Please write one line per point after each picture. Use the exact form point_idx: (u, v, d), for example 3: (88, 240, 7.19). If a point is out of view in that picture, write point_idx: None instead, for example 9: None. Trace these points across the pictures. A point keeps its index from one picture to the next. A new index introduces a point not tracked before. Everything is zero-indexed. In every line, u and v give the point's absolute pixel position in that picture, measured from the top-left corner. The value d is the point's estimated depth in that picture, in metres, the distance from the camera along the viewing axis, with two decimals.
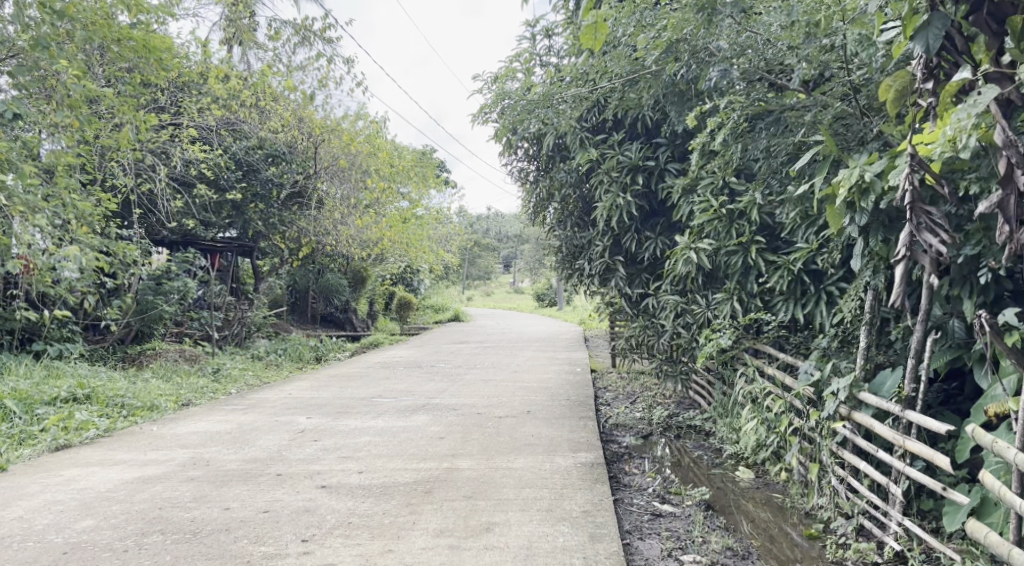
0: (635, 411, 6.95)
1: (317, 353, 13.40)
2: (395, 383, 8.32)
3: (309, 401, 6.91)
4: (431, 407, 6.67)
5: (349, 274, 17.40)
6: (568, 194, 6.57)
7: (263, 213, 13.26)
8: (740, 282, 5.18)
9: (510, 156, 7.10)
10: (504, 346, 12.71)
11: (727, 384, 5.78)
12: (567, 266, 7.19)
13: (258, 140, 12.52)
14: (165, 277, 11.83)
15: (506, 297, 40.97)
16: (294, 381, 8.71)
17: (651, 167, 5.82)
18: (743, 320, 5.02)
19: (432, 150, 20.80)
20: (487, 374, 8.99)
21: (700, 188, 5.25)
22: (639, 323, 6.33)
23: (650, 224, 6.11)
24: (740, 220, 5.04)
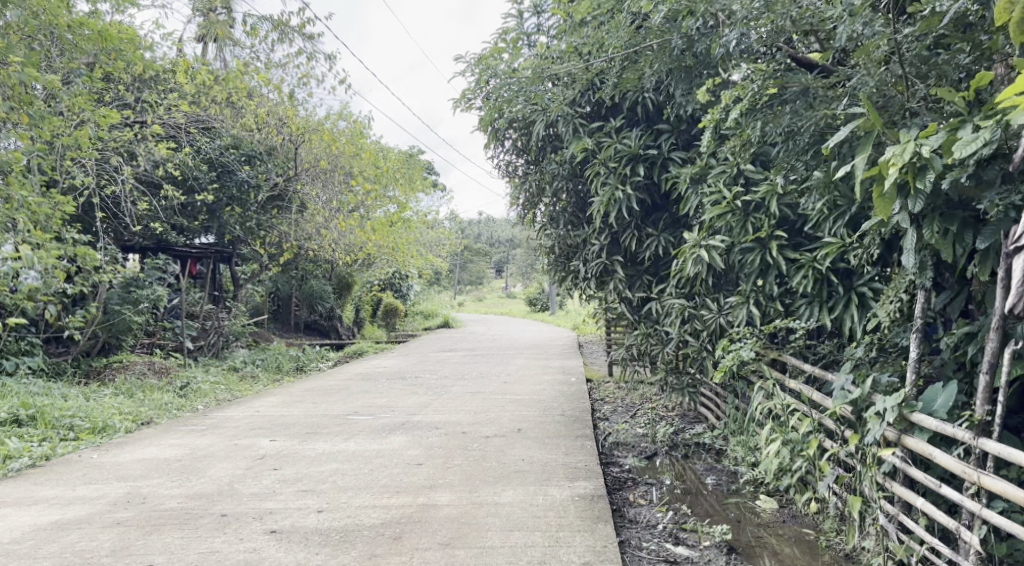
0: (637, 426, 6.32)
1: (298, 363, 12.74)
2: (374, 397, 7.67)
3: (277, 421, 6.26)
4: (412, 425, 6.03)
5: (333, 280, 16.75)
6: (562, 188, 5.93)
7: (240, 217, 12.57)
8: (758, 283, 4.58)
9: (496, 147, 6.48)
10: (494, 354, 12.10)
11: (741, 399, 5.18)
12: (558, 270, 6.50)
13: (231, 139, 11.74)
14: (135, 285, 11.15)
15: (497, 302, 40.33)
16: (265, 397, 8.04)
17: (653, 156, 5.23)
18: (764, 327, 4.41)
19: (419, 151, 20.14)
20: (474, 386, 8.36)
21: (711, 177, 4.68)
22: (640, 331, 5.70)
23: (653, 219, 5.52)
24: (758, 213, 4.48)
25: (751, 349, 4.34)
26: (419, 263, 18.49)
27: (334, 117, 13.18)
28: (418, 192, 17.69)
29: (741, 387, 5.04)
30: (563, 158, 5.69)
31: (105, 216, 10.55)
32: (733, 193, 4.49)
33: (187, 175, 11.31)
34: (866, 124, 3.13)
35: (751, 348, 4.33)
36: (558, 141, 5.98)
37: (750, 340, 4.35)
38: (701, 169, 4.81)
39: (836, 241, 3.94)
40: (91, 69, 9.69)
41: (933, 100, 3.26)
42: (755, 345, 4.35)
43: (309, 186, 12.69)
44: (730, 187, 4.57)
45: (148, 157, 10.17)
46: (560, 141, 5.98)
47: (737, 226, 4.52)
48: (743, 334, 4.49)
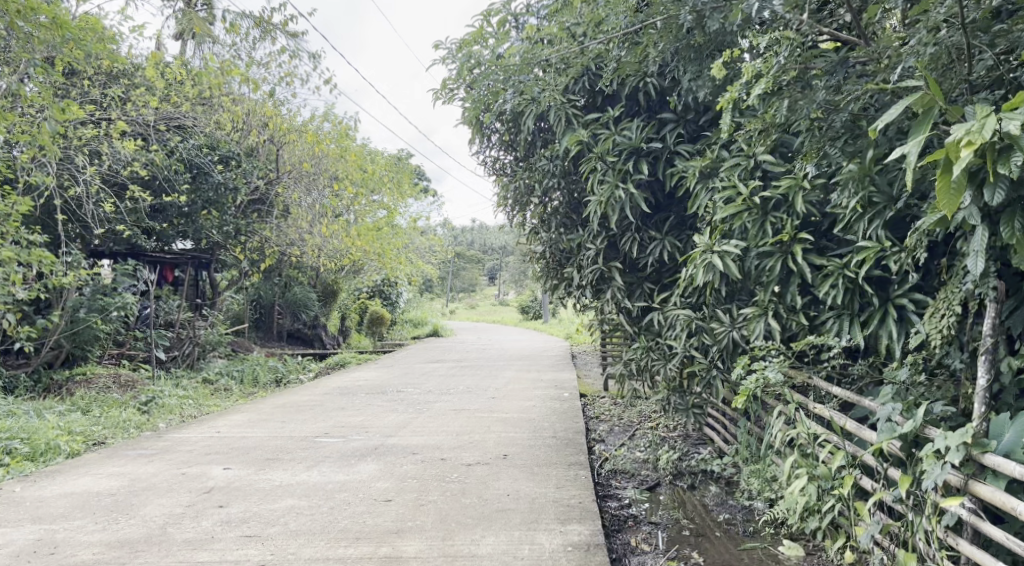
0: (638, 450, 5.71)
1: (277, 375, 12.07)
2: (349, 415, 7.03)
3: (235, 445, 5.61)
4: (386, 450, 5.41)
5: (316, 287, 16.08)
6: (553, 187, 5.27)
7: (219, 223, 11.72)
8: (777, 293, 4.01)
9: (481, 142, 5.87)
10: (483, 366, 11.48)
11: (758, 424, 4.58)
12: (548, 277, 5.83)
13: (207, 138, 10.99)
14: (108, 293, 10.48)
15: (490, 309, 39.69)
16: (230, 414, 7.38)
17: (657, 149, 4.66)
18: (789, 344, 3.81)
19: (408, 154, 19.51)
20: (460, 402, 7.73)
21: (724, 171, 4.13)
22: (641, 345, 5.09)
23: (655, 221, 4.93)
24: (777, 212, 3.93)
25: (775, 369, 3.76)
26: (407, 271, 17.85)
27: (316, 118, 12.60)
28: (407, 198, 17.11)
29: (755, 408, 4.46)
30: (556, 152, 5.06)
31: (65, 218, 9.82)
32: (750, 189, 3.92)
33: (156, 174, 10.46)
34: (924, 100, 2.53)
35: (776, 368, 3.74)
36: (550, 133, 5.38)
37: (774, 359, 3.76)
38: (712, 163, 4.25)
39: (874, 245, 3.37)
40: (52, 62, 9.03)
41: (995, 71, 2.71)
42: (778, 364, 3.77)
43: (292, 189, 12.32)
44: (747, 182, 4.01)
45: (117, 156, 9.54)
46: (553, 134, 5.39)
47: (754, 227, 3.96)
48: (764, 351, 3.90)
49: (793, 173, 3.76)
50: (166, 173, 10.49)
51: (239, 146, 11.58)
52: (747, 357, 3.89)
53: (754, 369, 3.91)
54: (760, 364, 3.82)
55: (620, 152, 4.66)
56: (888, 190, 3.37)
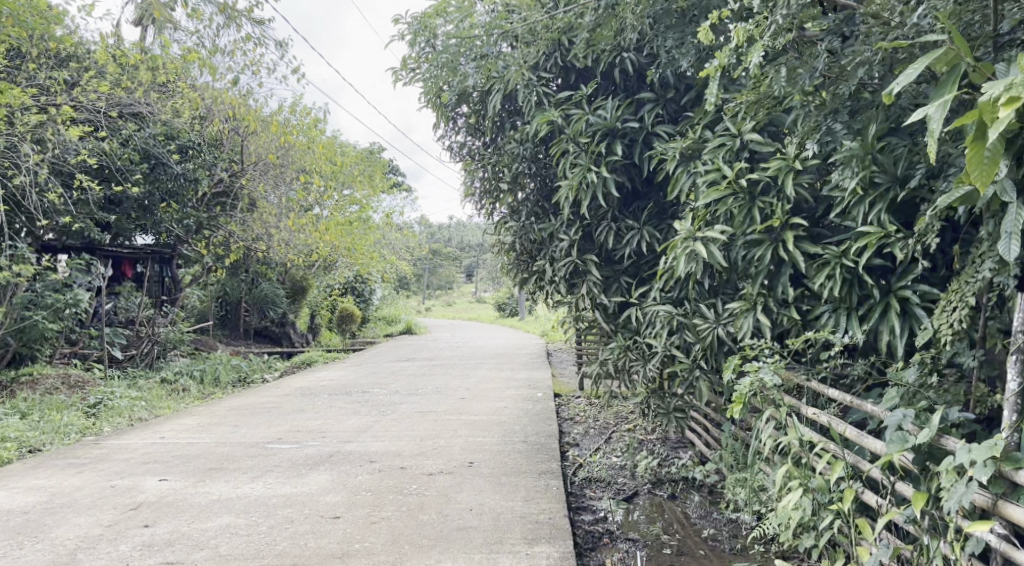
0: (614, 455, 5.34)
1: (239, 375, 11.52)
2: (307, 418, 6.57)
3: (178, 453, 5.15)
4: (342, 458, 4.98)
5: (286, 283, 15.54)
6: (523, 173, 4.84)
7: (179, 215, 11.19)
8: (766, 286, 3.66)
9: (446, 126, 5.43)
10: (456, 364, 11.03)
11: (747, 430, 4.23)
12: (518, 271, 5.38)
13: (165, 127, 10.38)
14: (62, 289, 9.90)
15: (466, 306, 39.22)
16: (179, 418, 6.88)
17: (633, 130, 4.25)
18: (782, 343, 3.45)
19: (380, 147, 18.95)
20: (428, 404, 7.30)
21: (708, 152, 3.75)
22: (618, 344, 4.70)
23: (633, 209, 4.55)
24: (765, 195, 3.56)
25: (770, 370, 3.38)
26: (379, 267, 17.32)
27: (283, 108, 12.07)
28: (380, 192, 16.59)
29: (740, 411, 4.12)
30: (525, 134, 4.64)
31: (9, 209, 9.12)
32: (737, 170, 3.55)
33: (106, 163, 9.77)
34: (947, 58, 2.15)
35: (771, 369, 3.36)
36: (520, 115, 4.96)
37: (770, 360, 3.39)
38: (693, 145, 3.87)
39: (876, 230, 3.04)
40: None
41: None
42: (774, 365, 3.39)
43: (257, 181, 11.82)
44: (733, 164, 3.64)
45: (64, 145, 8.89)
46: (522, 116, 4.97)
47: (741, 213, 3.59)
48: (757, 350, 3.53)
49: (783, 154, 3.41)
50: (119, 164, 9.86)
51: (200, 136, 10.96)
52: (737, 357, 3.52)
53: (746, 370, 3.54)
54: (754, 365, 3.44)
55: (593, 133, 4.26)
56: (893, 170, 3.03)
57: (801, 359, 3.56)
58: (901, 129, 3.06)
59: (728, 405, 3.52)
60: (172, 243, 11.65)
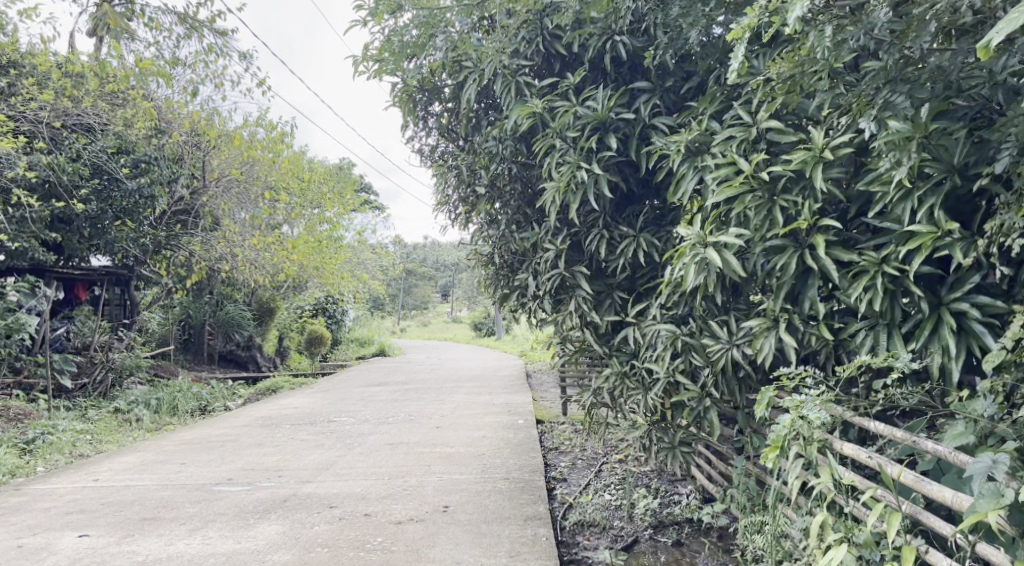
0: (607, 492, 4.81)
1: (200, 404, 10.73)
2: (264, 454, 5.92)
3: (109, 501, 4.46)
4: (297, 503, 4.34)
5: (253, 304, 14.79)
6: (503, 174, 4.28)
7: (134, 233, 9.99)
8: (789, 302, 3.15)
9: (415, 125, 4.89)
10: (431, 388, 10.41)
11: (766, 471, 3.75)
12: (497, 286, 4.79)
13: (117, 139, 9.43)
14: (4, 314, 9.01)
15: (442, 326, 38.44)
16: (119, 455, 6.15)
17: (629, 122, 3.73)
18: (819, 370, 2.89)
19: (350, 163, 18.33)
20: (399, 435, 6.67)
21: (716, 144, 3.27)
22: (613, 369, 4.16)
23: (626, 215, 4.03)
24: (787, 193, 3.07)
25: (813, 406, 2.86)
26: (351, 287, 16.61)
27: (249, 123, 11.46)
28: (351, 210, 15.93)
29: (757, 441, 3.65)
30: (506, 129, 4.10)
31: None
32: (755, 164, 3.06)
33: (52, 180, 8.85)
34: None
35: (816, 406, 2.85)
36: (498, 110, 4.43)
37: (811, 393, 2.88)
38: (700, 137, 3.37)
39: (929, 229, 2.63)
40: None
41: None
42: (818, 399, 2.87)
43: (220, 198, 11.11)
44: (749, 157, 3.16)
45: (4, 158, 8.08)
46: (499, 111, 4.44)
47: (759, 215, 3.08)
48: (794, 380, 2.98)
49: (810, 144, 2.94)
50: (66, 180, 8.94)
51: (158, 150, 10.13)
52: (771, 391, 2.98)
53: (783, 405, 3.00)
54: (793, 401, 2.92)
55: (584, 127, 3.77)
56: (948, 158, 2.63)
57: (841, 385, 3.03)
58: (948, 112, 2.66)
59: (763, 454, 2.86)
60: (130, 265, 10.65)
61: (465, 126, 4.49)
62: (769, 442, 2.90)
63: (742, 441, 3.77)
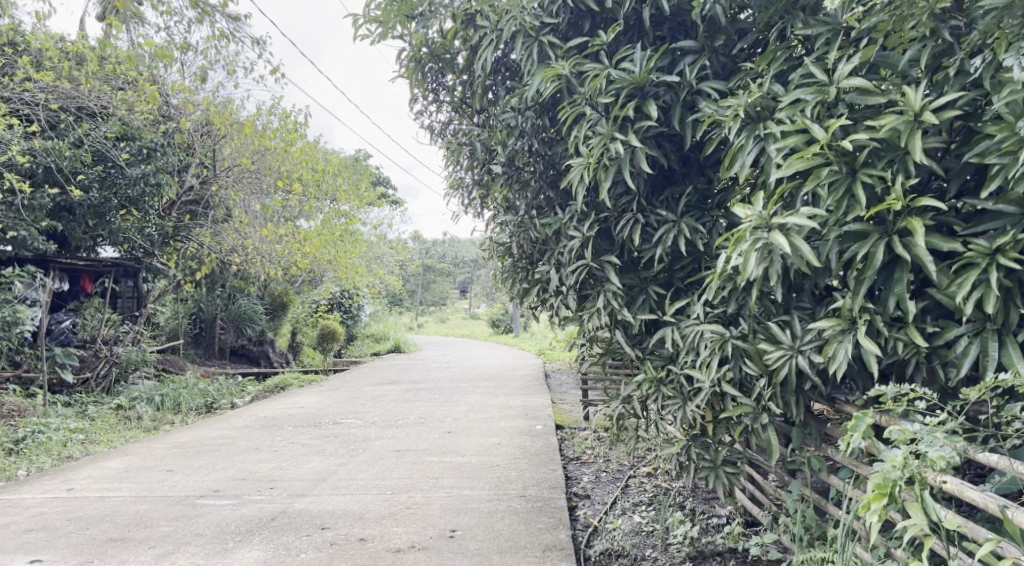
0: (636, 512, 4.27)
1: (207, 400, 10.25)
2: (260, 461, 5.44)
3: (77, 516, 3.98)
4: (285, 523, 3.85)
5: (265, 297, 14.38)
6: (521, 151, 3.78)
7: (140, 221, 9.50)
8: (871, 300, 2.61)
9: (426, 97, 4.38)
10: (445, 388, 9.90)
11: (824, 500, 3.23)
12: (514, 280, 4.22)
13: (121, 125, 8.99)
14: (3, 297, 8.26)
15: (460, 323, 38.01)
16: (106, 458, 5.70)
17: (674, 87, 3.17)
18: (924, 389, 2.38)
19: (366, 154, 17.88)
20: (408, 440, 6.17)
21: (782, 108, 2.73)
22: (646, 376, 3.61)
23: (664, 199, 3.48)
24: (870, 166, 2.54)
25: (932, 440, 2.29)
26: (365, 283, 16.10)
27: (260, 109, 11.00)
28: (367, 204, 15.43)
29: (814, 462, 3.19)
30: (527, 99, 3.58)
31: None
32: (833, 130, 2.53)
33: (51, 166, 8.33)
34: None
35: (937, 442, 2.27)
36: (517, 78, 3.91)
37: (929, 424, 2.31)
38: (763, 100, 2.82)
39: None
40: None
41: None
42: (938, 431, 2.30)
43: (229, 189, 10.18)
44: (824, 124, 2.62)
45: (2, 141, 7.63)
46: (520, 78, 3.93)
47: (834, 195, 2.55)
48: (900, 404, 2.45)
49: (903, 107, 2.42)
50: (67, 165, 8.42)
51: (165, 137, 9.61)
52: (871, 419, 2.46)
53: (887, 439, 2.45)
54: (903, 433, 2.35)
55: (618, 93, 3.22)
56: None
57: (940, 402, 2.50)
58: None
59: (872, 505, 2.28)
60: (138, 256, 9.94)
61: (477, 98, 3.96)
62: (875, 486, 2.31)
63: (798, 461, 3.26)
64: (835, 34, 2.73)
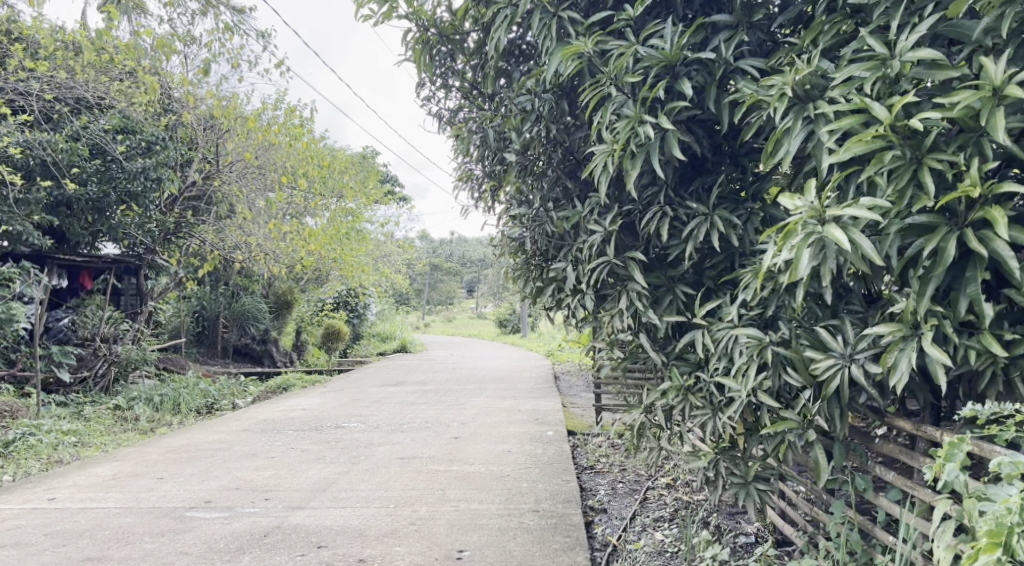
0: (658, 529, 3.96)
1: (208, 401, 9.97)
2: (257, 468, 5.16)
3: (54, 531, 3.72)
4: (276, 542, 3.56)
5: (270, 296, 14.11)
6: (538, 137, 3.47)
7: (139, 219, 9.15)
8: (938, 302, 2.29)
9: (433, 83, 4.09)
10: (452, 390, 9.60)
11: (869, 524, 2.93)
12: (527, 279, 3.91)
13: (121, 119, 8.65)
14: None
15: (467, 323, 37.70)
16: (95, 464, 5.42)
17: (709, 63, 2.87)
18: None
19: (373, 151, 17.59)
20: (413, 446, 5.88)
21: (835, 86, 2.42)
22: (672, 384, 3.28)
23: (694, 190, 3.18)
24: (939, 150, 2.22)
25: None
26: (371, 281, 15.79)
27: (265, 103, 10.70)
28: (373, 201, 15.14)
29: (858, 481, 2.90)
30: (545, 80, 3.27)
31: None
32: (898, 109, 2.21)
33: (47, 160, 7.99)
34: None
35: None
36: (533, 59, 3.61)
37: None
38: (812, 77, 2.50)
39: None
40: None
41: None
42: None
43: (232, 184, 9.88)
44: (884, 102, 2.30)
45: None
46: (537, 60, 3.63)
47: (897, 182, 2.23)
48: (1002, 430, 2.19)
49: (980, 81, 2.10)
50: (63, 160, 8.12)
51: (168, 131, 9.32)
52: (968, 447, 2.20)
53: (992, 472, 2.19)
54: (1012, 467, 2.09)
55: (646, 72, 2.91)
56: None
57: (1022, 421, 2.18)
58: None
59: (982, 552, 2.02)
60: (140, 252, 9.58)
61: (490, 80, 3.66)
62: (983, 528, 2.04)
63: (838, 481, 2.95)
64: (895, 3, 2.36)
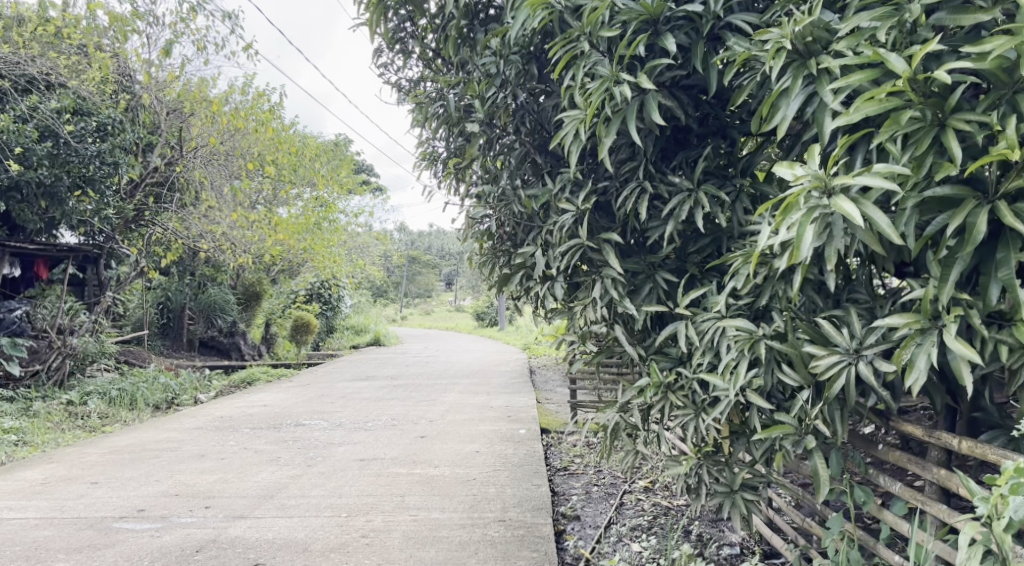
0: (634, 540, 3.62)
1: (169, 396, 9.47)
2: (204, 471, 4.76)
3: None
4: (209, 559, 3.18)
5: (238, 287, 13.59)
6: (504, 105, 3.11)
7: (98, 205, 7.94)
8: (962, 288, 1.97)
9: (390, 50, 3.72)
10: (423, 385, 9.22)
11: (869, 539, 2.62)
12: (493, 266, 3.54)
13: (74, 97, 7.37)
14: None
15: (445, 315, 37.26)
16: (26, 466, 4.98)
17: (695, 17, 2.51)
18: None
19: (346, 139, 17.10)
20: (375, 446, 5.52)
21: (843, 37, 2.06)
22: (652, 383, 2.90)
23: (676, 165, 2.82)
24: (965, 111, 1.89)
25: None
26: (344, 273, 15.30)
27: None
28: (346, 190, 14.66)
29: (857, 494, 2.56)
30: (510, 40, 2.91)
31: None
32: (918, 60, 1.86)
33: None
34: None
35: None
36: (499, 19, 3.24)
37: None
38: (815, 29, 2.13)
39: None
40: None
41: None
42: None
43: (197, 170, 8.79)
44: (901, 53, 1.95)
45: None
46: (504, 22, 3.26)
47: (916, 146, 1.90)
48: None
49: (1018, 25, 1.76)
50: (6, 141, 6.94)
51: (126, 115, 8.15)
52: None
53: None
54: None
55: (623, 27, 2.56)
56: None
57: None
58: None
59: None
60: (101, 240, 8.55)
61: (451, 44, 3.29)
62: None
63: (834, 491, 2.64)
64: None
